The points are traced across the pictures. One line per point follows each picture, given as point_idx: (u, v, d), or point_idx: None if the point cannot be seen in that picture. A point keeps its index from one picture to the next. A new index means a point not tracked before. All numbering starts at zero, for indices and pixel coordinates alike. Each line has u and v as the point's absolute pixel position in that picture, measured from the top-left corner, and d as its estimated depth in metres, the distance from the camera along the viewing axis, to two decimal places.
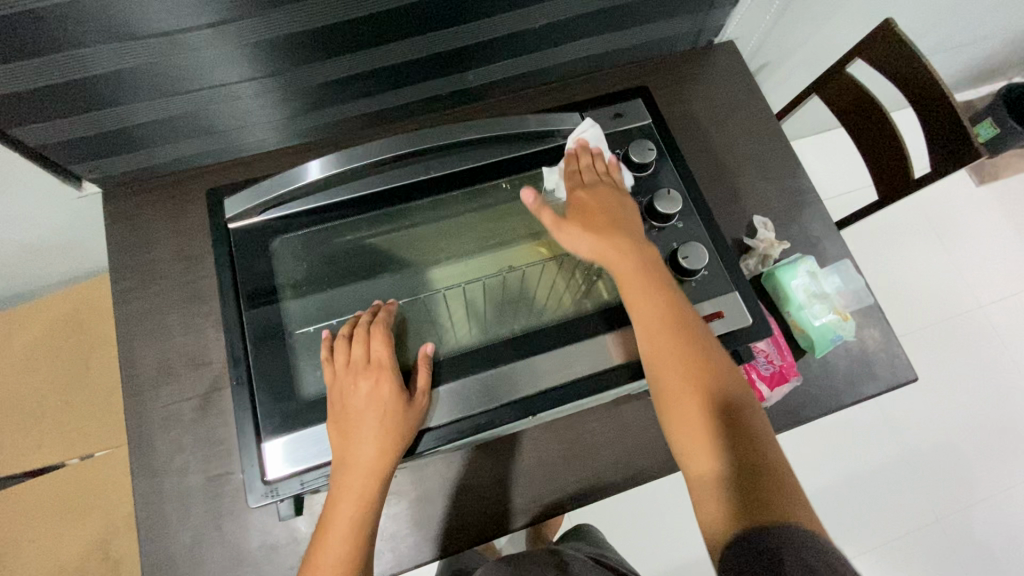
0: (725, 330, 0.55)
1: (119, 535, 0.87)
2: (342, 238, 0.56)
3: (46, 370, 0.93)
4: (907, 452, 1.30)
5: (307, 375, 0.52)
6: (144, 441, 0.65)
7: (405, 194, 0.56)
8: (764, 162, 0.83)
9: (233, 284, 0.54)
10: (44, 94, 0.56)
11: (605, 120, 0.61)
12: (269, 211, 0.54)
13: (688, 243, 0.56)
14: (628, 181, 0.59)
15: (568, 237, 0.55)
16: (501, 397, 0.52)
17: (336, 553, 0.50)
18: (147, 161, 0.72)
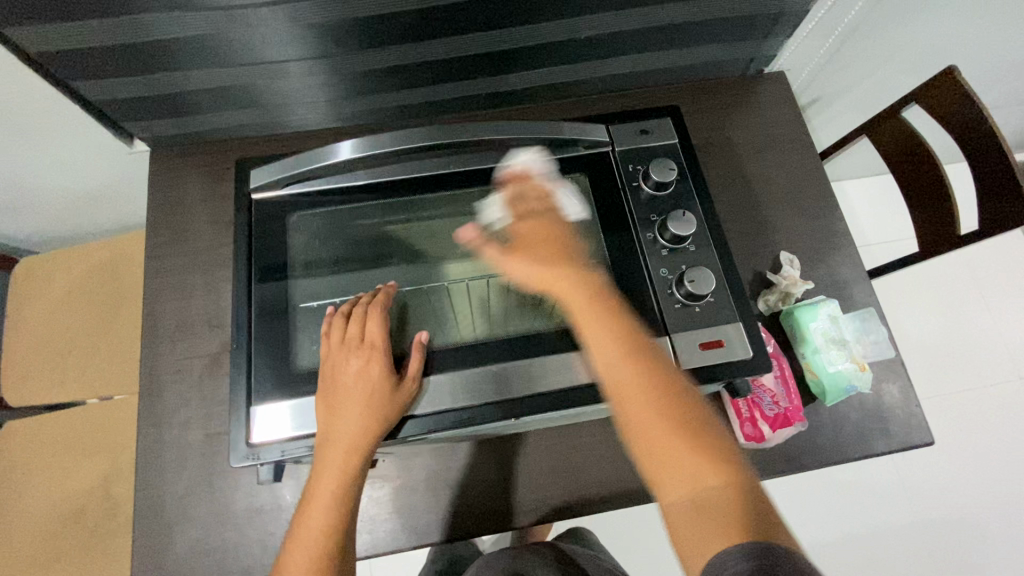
0: (722, 361, 0.53)
1: (121, 478, 0.87)
2: (357, 222, 0.57)
3: (77, 312, 0.95)
4: (920, 516, 1.23)
5: (302, 347, 0.54)
6: (153, 391, 0.68)
7: (423, 186, 0.57)
8: (797, 199, 0.81)
9: (246, 252, 0.55)
10: (108, 53, 0.59)
11: (629, 136, 0.60)
12: (292, 186, 0.56)
13: (695, 268, 0.54)
14: (646, 199, 0.57)
15: (516, 269, 0.53)
16: (486, 395, 0.52)
17: (316, 524, 0.51)
18: (194, 126, 0.76)
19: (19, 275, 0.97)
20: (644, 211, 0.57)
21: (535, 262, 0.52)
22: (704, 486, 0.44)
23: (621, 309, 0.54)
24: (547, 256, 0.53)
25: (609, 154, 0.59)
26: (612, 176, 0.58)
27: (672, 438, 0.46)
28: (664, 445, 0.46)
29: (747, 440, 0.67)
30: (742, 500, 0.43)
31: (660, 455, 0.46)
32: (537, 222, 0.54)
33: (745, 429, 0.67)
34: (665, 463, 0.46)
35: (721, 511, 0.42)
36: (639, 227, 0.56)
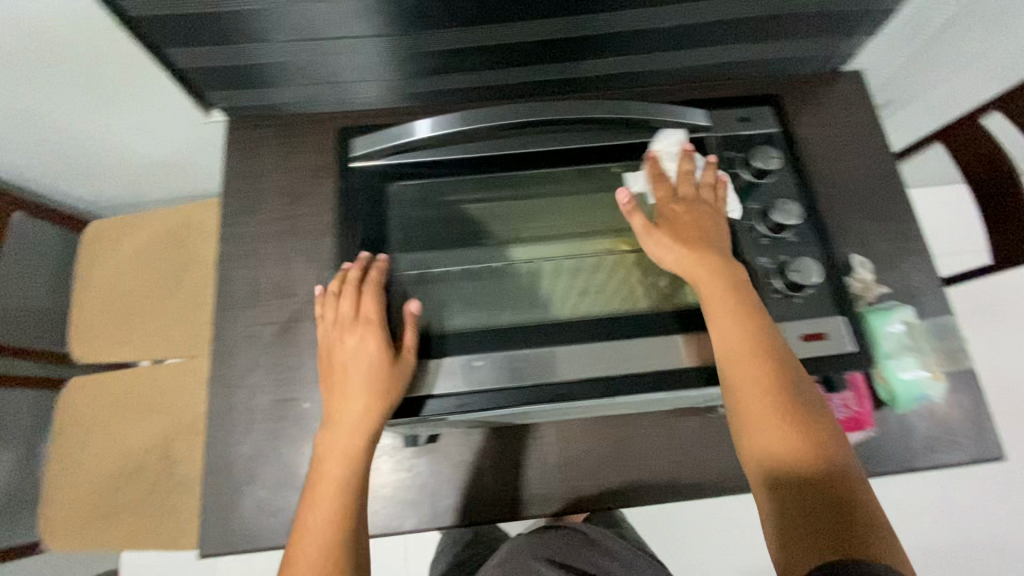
0: (821, 353, 0.51)
1: (180, 439, 0.89)
2: (456, 195, 0.58)
3: (142, 277, 0.98)
4: (962, 536, 1.21)
5: (405, 314, 0.55)
6: (224, 355, 0.70)
7: (519, 164, 0.57)
8: (874, 202, 0.79)
9: (349, 219, 0.57)
10: (200, 20, 0.60)
11: (729, 121, 0.61)
12: (392, 157, 0.56)
13: (797, 260, 0.53)
14: (744, 185, 0.56)
15: (656, 245, 0.54)
16: (585, 371, 0.53)
17: (326, 505, 0.52)
18: (270, 98, 0.77)
19: (88, 239, 1.00)
20: (741, 200, 0.56)
21: (678, 236, 0.53)
22: (806, 487, 0.44)
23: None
24: (693, 232, 0.53)
25: (708, 140, 0.58)
26: (716, 160, 0.58)
27: (786, 440, 0.46)
28: (779, 443, 0.46)
29: None
30: (855, 515, 0.42)
31: (773, 451, 0.46)
32: (687, 203, 0.55)
33: None
34: (773, 462, 0.45)
35: (824, 520, 0.42)
36: (737, 215, 0.55)
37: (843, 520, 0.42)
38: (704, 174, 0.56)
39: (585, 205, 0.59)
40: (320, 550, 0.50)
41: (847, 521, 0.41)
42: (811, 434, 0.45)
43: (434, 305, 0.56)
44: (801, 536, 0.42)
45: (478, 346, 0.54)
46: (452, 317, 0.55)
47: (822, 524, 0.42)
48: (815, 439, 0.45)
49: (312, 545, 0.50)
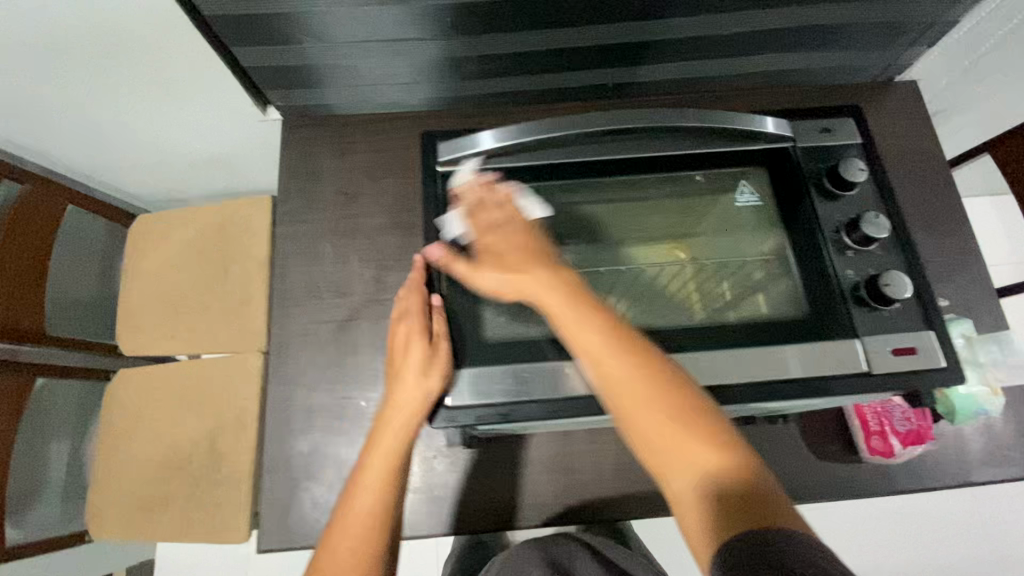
0: (917, 368, 0.48)
1: (226, 432, 0.90)
2: (537, 200, 0.55)
3: (190, 271, 0.99)
4: (996, 553, 1.19)
5: (489, 318, 0.52)
6: (283, 351, 0.71)
7: (598, 169, 0.54)
8: (934, 214, 0.78)
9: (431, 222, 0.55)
10: (271, 20, 0.61)
11: (810, 133, 0.55)
12: (476, 162, 0.55)
13: (889, 271, 0.48)
14: (822, 197, 0.53)
15: (489, 283, 0.51)
16: (676, 382, 0.49)
17: (363, 508, 0.49)
18: (328, 98, 0.77)
19: (139, 233, 1.02)
20: (828, 210, 0.52)
21: (505, 267, 0.50)
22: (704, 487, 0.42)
23: (806, 307, 0.49)
24: (514, 260, 0.51)
25: (792, 150, 0.54)
26: (795, 170, 0.53)
27: (680, 449, 0.43)
28: (672, 456, 0.43)
29: (873, 454, 0.65)
30: (753, 500, 0.40)
31: (668, 466, 0.43)
32: (500, 229, 0.52)
33: (872, 442, 0.65)
34: (675, 477, 0.43)
35: (729, 518, 0.39)
36: (824, 223, 0.52)
37: (749, 517, 0.39)
38: (789, 183, 0.53)
39: (669, 213, 0.56)
40: (358, 558, 0.48)
41: (750, 509, 0.39)
42: (695, 431, 0.43)
43: (512, 313, 0.53)
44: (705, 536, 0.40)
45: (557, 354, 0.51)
46: (531, 327, 0.52)
47: (726, 522, 0.39)
48: (701, 436, 0.43)
49: (352, 550, 0.48)
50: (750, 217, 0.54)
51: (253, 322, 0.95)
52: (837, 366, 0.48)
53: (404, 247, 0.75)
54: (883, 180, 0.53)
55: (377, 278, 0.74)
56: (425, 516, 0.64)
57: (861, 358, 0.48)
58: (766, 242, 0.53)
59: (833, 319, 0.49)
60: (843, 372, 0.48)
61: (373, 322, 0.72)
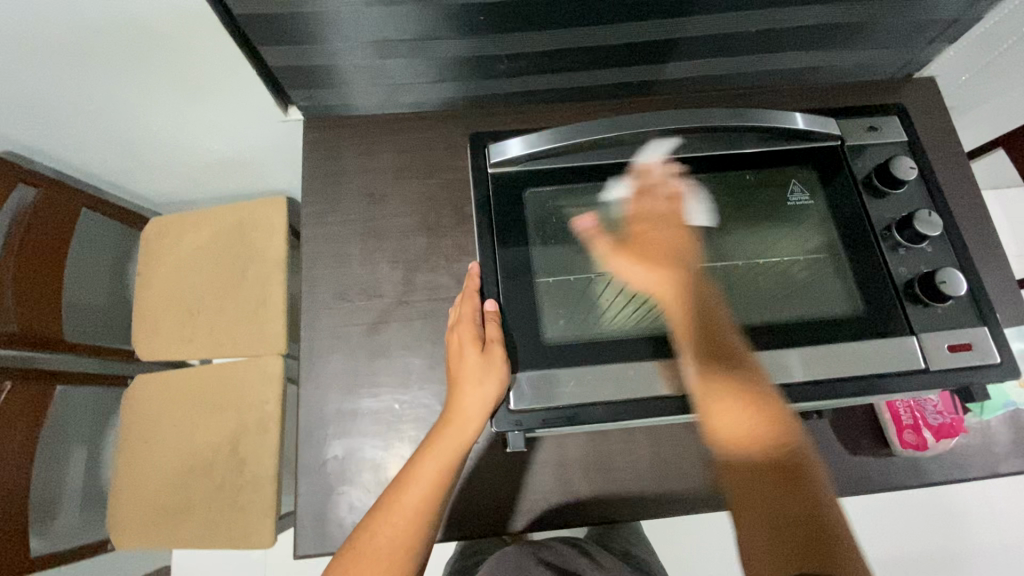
0: (971, 364, 0.49)
1: (249, 436, 0.89)
2: (587, 200, 0.55)
3: (207, 274, 0.98)
4: None
5: (549, 319, 0.52)
6: (315, 355, 0.70)
7: (651, 170, 0.54)
8: (971, 206, 0.76)
9: (486, 222, 0.54)
10: (299, 20, 0.60)
11: (857, 131, 0.55)
12: (531, 162, 0.54)
13: (944, 268, 0.49)
14: (874, 196, 0.53)
15: (618, 267, 0.52)
16: None
17: (411, 502, 0.49)
18: (351, 99, 0.76)
19: (152, 236, 1.01)
20: (878, 208, 0.52)
21: (642, 258, 0.51)
22: (767, 509, 0.40)
23: (861, 305, 0.50)
24: (656, 251, 0.51)
25: (839, 149, 0.54)
26: (844, 170, 0.54)
27: (756, 465, 0.42)
28: (750, 469, 0.42)
29: (906, 448, 0.65)
30: (819, 536, 0.38)
31: (739, 477, 0.42)
32: (655, 225, 0.52)
33: (906, 436, 0.65)
34: (741, 489, 0.42)
35: (788, 545, 0.38)
36: (875, 221, 0.52)
37: (811, 549, 0.37)
38: (839, 182, 0.53)
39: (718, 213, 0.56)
40: (394, 548, 0.48)
41: (813, 543, 0.38)
42: (771, 447, 0.42)
43: (573, 314, 0.53)
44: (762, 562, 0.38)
45: (624, 353, 0.51)
46: (594, 327, 0.52)
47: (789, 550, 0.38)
48: (782, 463, 0.42)
49: (391, 540, 0.48)
50: (799, 215, 0.54)
51: (273, 325, 0.94)
52: (896, 362, 0.48)
53: (433, 247, 0.74)
54: (931, 178, 0.53)
55: (407, 279, 0.73)
56: (465, 518, 0.64)
57: (918, 354, 0.48)
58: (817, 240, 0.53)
59: (889, 317, 0.49)
60: (900, 369, 0.48)
61: (404, 324, 0.71)
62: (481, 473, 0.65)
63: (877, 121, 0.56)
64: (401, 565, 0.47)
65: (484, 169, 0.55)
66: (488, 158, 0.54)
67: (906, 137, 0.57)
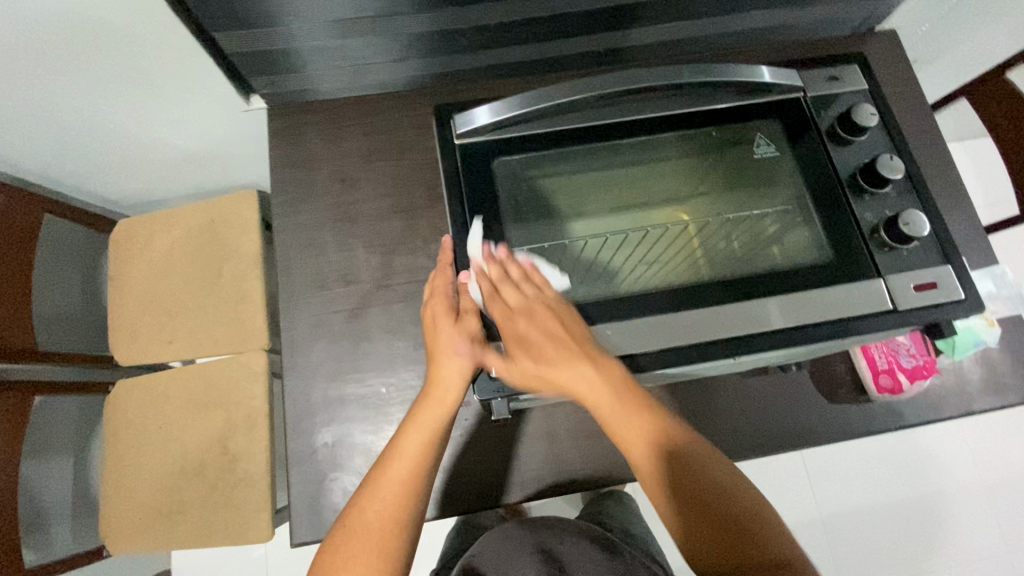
0: (938, 302, 0.50)
1: (238, 433, 0.89)
2: (557, 166, 0.55)
3: (182, 273, 0.96)
4: (987, 481, 1.26)
5: (525, 287, 0.52)
6: (296, 345, 0.69)
7: (620, 131, 0.54)
8: (938, 155, 0.77)
9: (457, 196, 0.53)
10: (250, 4, 0.57)
11: (819, 81, 0.55)
12: (496, 131, 0.53)
13: (907, 210, 0.50)
14: (838, 145, 0.53)
15: (519, 372, 0.50)
16: (713, 333, 0.50)
17: (397, 475, 0.53)
18: (314, 83, 0.75)
19: (121, 240, 0.98)
20: (843, 157, 0.53)
21: (534, 356, 0.50)
22: (689, 511, 0.49)
23: (829, 252, 0.51)
24: (541, 338, 0.50)
25: (803, 101, 0.55)
26: (808, 122, 0.54)
27: (658, 472, 0.50)
28: (651, 474, 0.50)
29: (882, 392, 0.68)
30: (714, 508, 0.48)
31: (644, 475, 0.51)
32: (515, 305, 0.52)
33: (882, 381, 0.67)
34: (653, 486, 0.51)
35: (709, 536, 0.48)
36: (841, 169, 0.53)
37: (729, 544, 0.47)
38: (804, 133, 0.54)
39: (687, 173, 0.56)
40: (384, 519, 0.51)
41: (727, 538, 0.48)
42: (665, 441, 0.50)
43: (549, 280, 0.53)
44: (699, 551, 0.49)
45: (604, 315, 0.50)
46: (570, 291, 0.52)
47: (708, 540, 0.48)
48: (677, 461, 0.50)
49: (381, 513, 0.52)
50: (765, 169, 0.54)
51: (254, 320, 0.93)
52: (865, 303, 0.49)
53: (409, 230, 0.74)
54: (893, 124, 0.54)
55: (385, 264, 0.73)
56: (461, 495, 0.64)
57: (886, 296, 0.49)
58: (785, 192, 0.54)
59: (857, 261, 0.50)
60: (869, 310, 0.49)
61: (385, 308, 0.71)
62: (472, 449, 0.65)
63: (838, 71, 0.57)
64: (395, 533, 0.52)
65: (450, 142, 0.54)
66: (453, 130, 0.53)
67: (866, 85, 0.57)
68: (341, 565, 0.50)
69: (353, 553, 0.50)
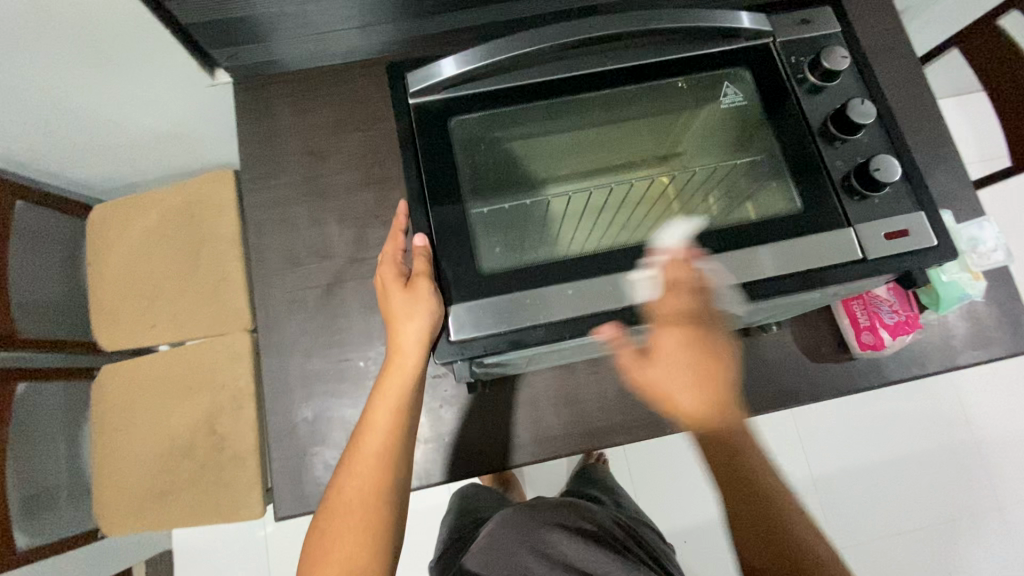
0: (910, 250, 0.48)
1: (225, 414, 0.89)
2: (518, 125, 0.53)
3: (161, 257, 0.95)
4: (978, 438, 1.27)
5: (484, 250, 0.50)
6: (271, 322, 0.69)
7: (583, 84, 0.52)
8: (925, 105, 0.74)
9: (412, 157, 0.51)
10: None
11: (790, 26, 0.53)
12: (452, 88, 0.51)
13: (878, 155, 0.48)
14: (809, 92, 0.51)
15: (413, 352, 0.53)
16: (682, 287, 0.48)
17: (370, 446, 0.53)
18: (277, 54, 0.72)
19: (98, 225, 0.97)
20: (814, 104, 0.51)
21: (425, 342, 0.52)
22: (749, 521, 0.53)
23: (799, 203, 0.49)
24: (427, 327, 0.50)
25: (772, 47, 0.52)
26: (777, 69, 0.52)
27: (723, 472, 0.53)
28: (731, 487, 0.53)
29: (863, 349, 0.66)
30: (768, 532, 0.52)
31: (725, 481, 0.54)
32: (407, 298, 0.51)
33: (863, 338, 0.66)
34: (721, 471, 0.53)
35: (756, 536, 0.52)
36: (811, 117, 0.51)
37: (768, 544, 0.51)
38: (775, 80, 0.52)
39: (653, 131, 0.55)
40: (363, 496, 0.52)
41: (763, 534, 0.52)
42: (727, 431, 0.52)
43: (509, 242, 0.51)
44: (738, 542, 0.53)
45: (567, 274, 0.48)
46: (531, 252, 0.50)
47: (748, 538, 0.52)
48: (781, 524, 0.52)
49: (358, 488, 0.53)
50: (731, 119, 0.53)
51: (236, 300, 0.92)
52: (836, 252, 0.48)
53: (382, 202, 0.73)
54: (865, 68, 0.52)
55: (359, 237, 0.71)
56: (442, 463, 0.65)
57: (855, 245, 0.48)
58: (753, 145, 0.53)
59: (827, 212, 0.49)
60: (840, 260, 0.48)
61: (360, 282, 0.70)
62: (452, 419, 0.66)
63: (809, 15, 0.54)
64: (375, 508, 0.52)
65: (406, 102, 0.52)
66: (407, 89, 0.51)
67: (841, 28, 0.55)
68: (325, 541, 0.52)
69: (338, 533, 0.52)
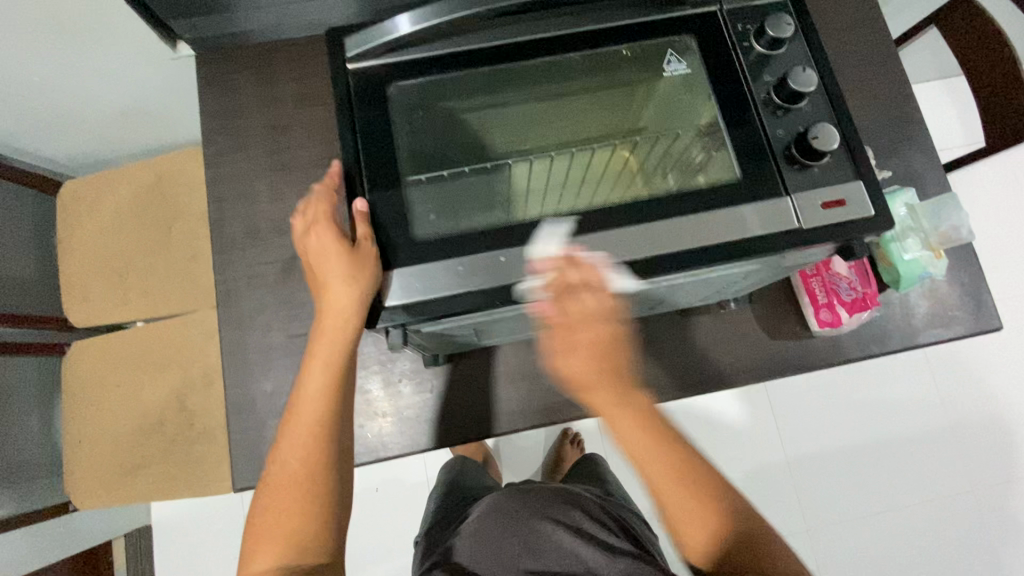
0: (845, 219, 0.48)
1: (194, 390, 0.90)
2: (459, 91, 0.52)
3: (131, 233, 0.95)
4: (952, 422, 1.28)
5: (419, 216, 0.50)
6: (230, 295, 0.69)
7: (525, 50, 0.51)
8: (894, 82, 0.73)
9: (350, 122, 0.50)
10: None
11: None
12: (392, 53, 0.50)
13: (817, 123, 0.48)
14: (755, 60, 0.51)
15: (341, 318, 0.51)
16: (618, 256, 0.48)
17: (308, 413, 0.53)
18: (237, 26, 0.71)
19: (67, 201, 0.97)
20: (758, 72, 0.51)
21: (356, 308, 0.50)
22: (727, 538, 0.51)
23: (738, 171, 0.49)
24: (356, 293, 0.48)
25: (719, 14, 0.52)
26: (722, 36, 0.51)
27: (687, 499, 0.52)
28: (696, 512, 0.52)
29: (821, 326, 0.67)
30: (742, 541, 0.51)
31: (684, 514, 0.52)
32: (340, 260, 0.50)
33: (822, 315, 0.66)
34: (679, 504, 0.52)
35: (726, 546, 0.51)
36: (755, 85, 0.50)
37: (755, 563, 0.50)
38: (719, 47, 0.51)
39: (597, 100, 0.55)
40: (305, 464, 0.53)
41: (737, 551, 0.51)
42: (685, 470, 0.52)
43: (445, 208, 0.51)
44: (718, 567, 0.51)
45: (500, 241, 0.48)
46: (466, 220, 0.50)
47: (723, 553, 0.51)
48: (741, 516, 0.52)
49: (299, 456, 0.53)
50: (675, 88, 0.53)
51: (205, 277, 0.93)
52: (769, 222, 0.48)
53: None
54: (813, 36, 0.52)
55: None
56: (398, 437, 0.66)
57: (791, 214, 0.48)
58: (697, 114, 0.52)
59: (764, 180, 0.49)
60: (774, 229, 0.48)
61: None
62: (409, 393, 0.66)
63: None
64: (316, 475, 0.53)
65: (347, 67, 0.51)
66: (347, 54, 0.50)
67: None
68: (266, 508, 0.52)
69: (281, 501, 0.52)
